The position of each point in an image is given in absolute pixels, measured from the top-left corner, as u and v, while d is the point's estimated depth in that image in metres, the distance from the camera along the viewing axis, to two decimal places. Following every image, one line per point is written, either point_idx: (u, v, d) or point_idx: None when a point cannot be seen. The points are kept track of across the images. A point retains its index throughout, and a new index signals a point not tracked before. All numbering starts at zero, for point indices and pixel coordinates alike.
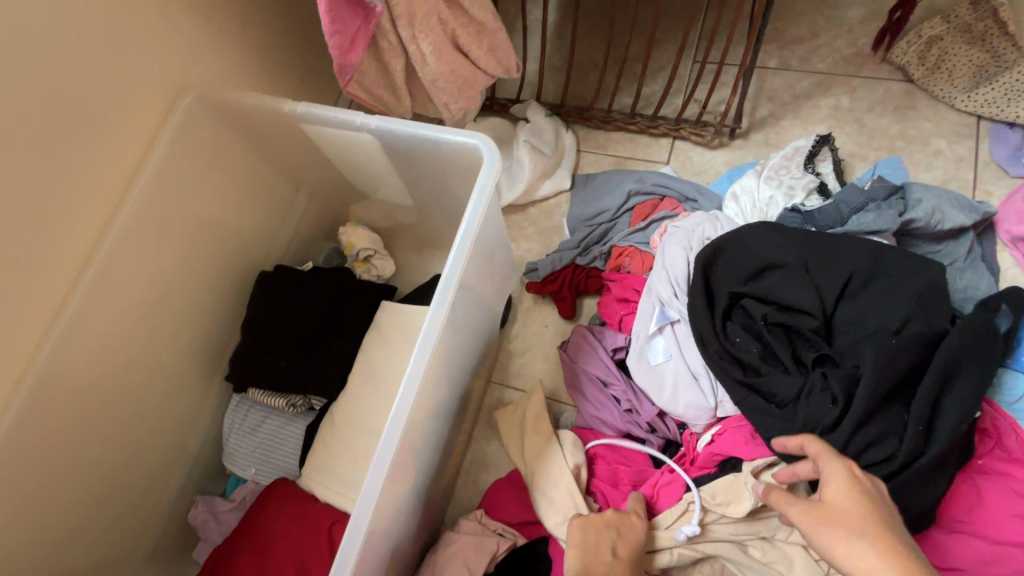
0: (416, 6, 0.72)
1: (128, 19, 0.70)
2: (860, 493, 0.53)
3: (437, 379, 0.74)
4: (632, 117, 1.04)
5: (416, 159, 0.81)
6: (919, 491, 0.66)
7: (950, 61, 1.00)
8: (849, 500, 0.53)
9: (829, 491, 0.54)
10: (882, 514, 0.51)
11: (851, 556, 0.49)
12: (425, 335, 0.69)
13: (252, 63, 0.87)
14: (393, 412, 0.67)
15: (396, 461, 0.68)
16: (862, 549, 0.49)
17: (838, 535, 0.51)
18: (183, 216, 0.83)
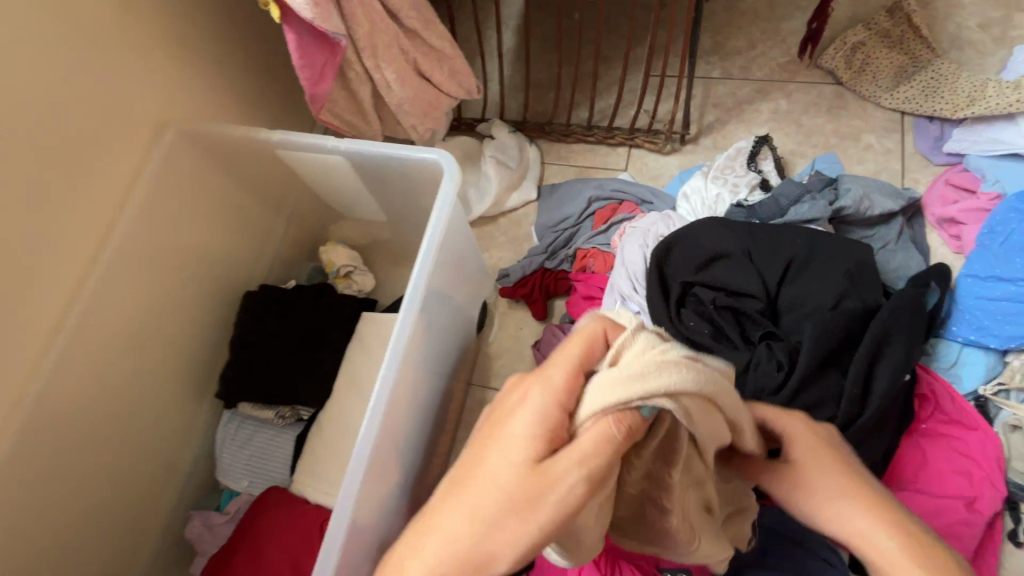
0: (378, 39, 0.79)
1: (111, 62, 0.76)
2: (823, 444, 0.54)
3: (415, 378, 0.80)
4: (589, 129, 1.12)
5: (387, 177, 0.87)
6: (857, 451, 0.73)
7: (873, 64, 1.09)
8: (815, 457, 0.53)
9: (794, 451, 0.54)
10: (855, 468, 0.52)
11: (834, 521, 0.49)
12: (397, 337, 0.74)
13: (227, 97, 0.93)
14: (372, 410, 0.72)
15: (379, 454, 0.73)
16: (848, 512, 0.48)
17: (821, 501, 0.50)
18: (168, 241, 0.88)
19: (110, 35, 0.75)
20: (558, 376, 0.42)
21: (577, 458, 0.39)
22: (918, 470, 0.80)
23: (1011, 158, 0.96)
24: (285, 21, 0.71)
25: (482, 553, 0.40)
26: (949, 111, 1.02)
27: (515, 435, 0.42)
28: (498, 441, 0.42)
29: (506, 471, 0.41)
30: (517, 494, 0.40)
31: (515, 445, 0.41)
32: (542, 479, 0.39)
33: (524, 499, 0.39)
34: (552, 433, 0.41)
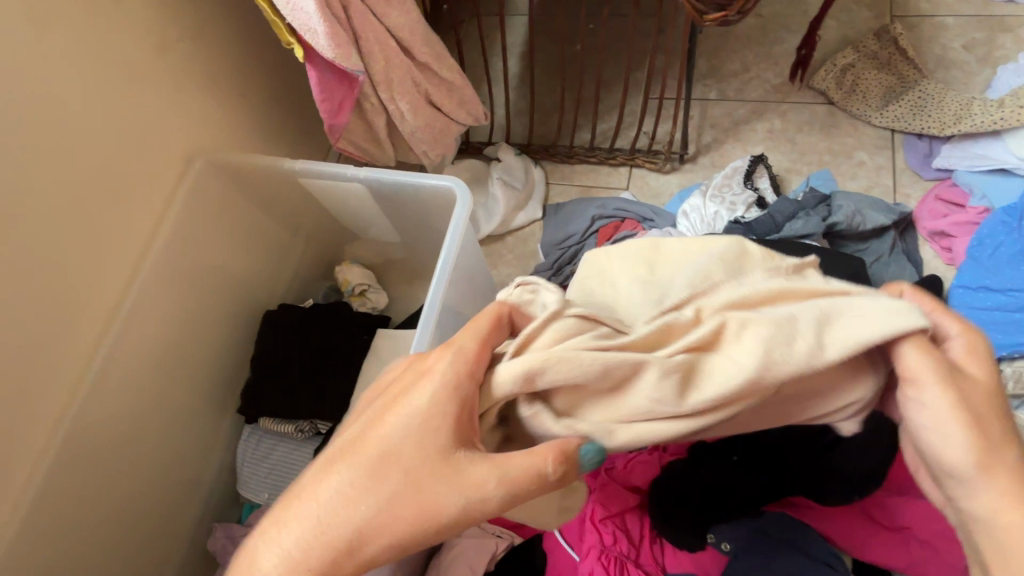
0: (393, 73, 0.84)
1: (147, 100, 0.81)
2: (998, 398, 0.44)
3: None
4: (592, 151, 1.18)
5: (400, 201, 0.92)
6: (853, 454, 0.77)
7: (863, 84, 1.14)
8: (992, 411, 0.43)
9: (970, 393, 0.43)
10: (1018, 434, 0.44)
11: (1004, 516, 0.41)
12: (414, 355, 0.78)
13: (250, 128, 0.99)
14: None
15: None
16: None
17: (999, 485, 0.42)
18: (196, 265, 0.92)
19: (146, 75, 0.80)
20: (440, 366, 0.45)
21: (499, 474, 0.41)
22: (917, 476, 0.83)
23: (999, 174, 1.00)
24: (308, 60, 0.76)
25: (352, 546, 0.41)
26: (938, 128, 1.06)
27: (386, 429, 0.43)
28: (367, 429, 0.44)
29: (383, 464, 0.42)
30: (395, 491, 0.41)
31: (382, 435, 0.43)
32: (450, 463, 0.42)
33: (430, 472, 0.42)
34: (426, 423, 0.43)
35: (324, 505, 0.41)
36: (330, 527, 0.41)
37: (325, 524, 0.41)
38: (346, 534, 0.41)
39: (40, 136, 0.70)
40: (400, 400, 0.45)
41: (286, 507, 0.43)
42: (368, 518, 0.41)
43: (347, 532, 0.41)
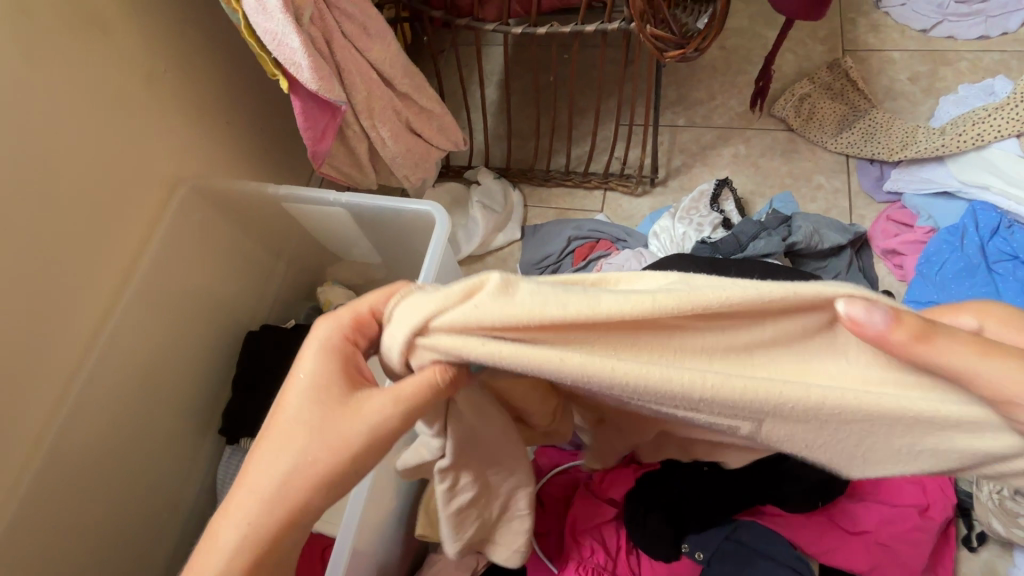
0: (375, 103, 0.87)
1: (133, 127, 0.83)
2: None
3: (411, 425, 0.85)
4: (567, 174, 1.23)
5: (382, 223, 0.95)
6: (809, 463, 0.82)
7: (819, 113, 1.21)
8: None
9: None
10: None
11: None
12: None
13: (234, 153, 1.01)
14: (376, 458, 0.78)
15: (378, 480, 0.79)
16: None
17: None
18: (178, 288, 0.93)
19: (133, 104, 0.83)
20: (327, 338, 0.48)
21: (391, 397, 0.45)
22: (877, 482, 0.87)
23: (941, 197, 1.08)
24: (292, 91, 0.80)
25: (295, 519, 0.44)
26: (887, 154, 1.14)
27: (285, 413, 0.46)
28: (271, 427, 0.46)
29: (285, 440, 0.45)
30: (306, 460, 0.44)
31: (280, 420, 0.46)
32: (348, 406, 0.45)
33: (330, 422, 0.45)
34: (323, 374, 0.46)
35: (247, 512, 0.43)
36: (257, 519, 0.43)
37: (250, 519, 0.43)
38: (277, 517, 0.43)
39: (27, 163, 0.72)
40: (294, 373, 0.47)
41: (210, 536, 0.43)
42: (286, 493, 0.43)
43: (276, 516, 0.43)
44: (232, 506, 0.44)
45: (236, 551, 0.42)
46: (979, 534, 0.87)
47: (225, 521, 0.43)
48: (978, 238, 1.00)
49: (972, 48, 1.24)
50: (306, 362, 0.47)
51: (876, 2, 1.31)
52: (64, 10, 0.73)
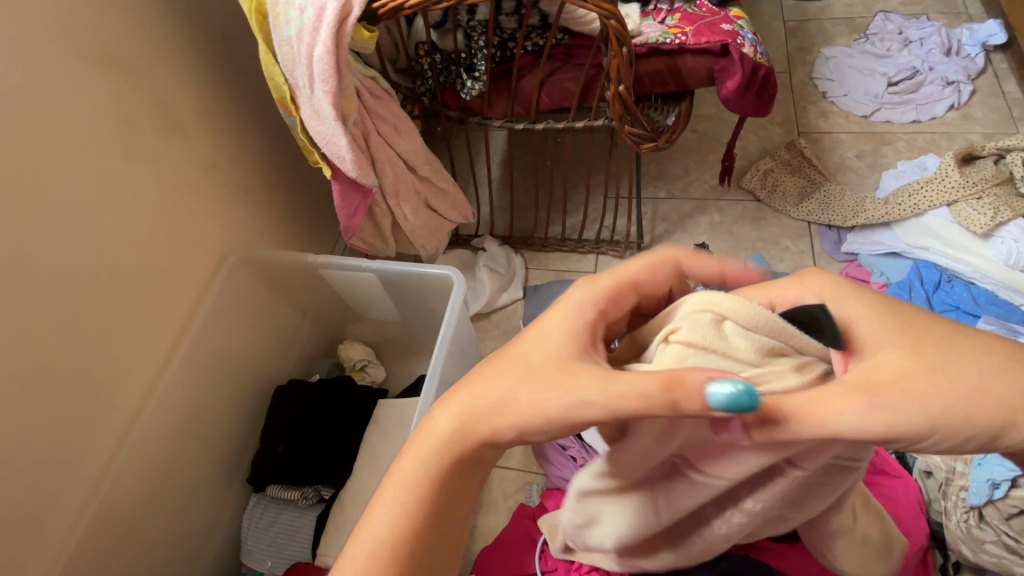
0: (400, 185, 1.03)
1: (196, 209, 0.99)
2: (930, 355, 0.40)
3: None
4: (563, 241, 1.39)
5: (405, 287, 1.09)
6: None
7: (781, 185, 1.39)
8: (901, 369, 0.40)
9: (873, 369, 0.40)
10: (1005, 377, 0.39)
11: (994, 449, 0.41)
12: None
13: (272, 227, 1.16)
14: None
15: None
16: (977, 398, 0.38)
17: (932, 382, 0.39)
18: (221, 347, 1.05)
19: (199, 191, 0.99)
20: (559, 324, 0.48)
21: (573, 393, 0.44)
22: None
23: (891, 256, 1.25)
24: (334, 177, 0.95)
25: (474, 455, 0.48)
26: (841, 220, 1.30)
27: (492, 368, 0.48)
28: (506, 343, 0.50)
29: (498, 393, 0.47)
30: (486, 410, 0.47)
31: (484, 378, 0.48)
32: (565, 369, 0.45)
33: (546, 377, 0.45)
34: (556, 347, 0.47)
35: (430, 447, 0.48)
36: (443, 454, 0.47)
37: (430, 453, 0.48)
38: (450, 451, 0.47)
39: (113, 242, 0.86)
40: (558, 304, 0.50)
41: (408, 444, 0.49)
42: (481, 439, 0.47)
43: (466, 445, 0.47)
44: (444, 404, 0.48)
45: (436, 452, 0.47)
46: (955, 564, 0.96)
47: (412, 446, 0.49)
48: (924, 291, 1.16)
49: (908, 130, 1.45)
50: (533, 343, 0.48)
51: (824, 92, 1.54)
52: (154, 117, 0.90)
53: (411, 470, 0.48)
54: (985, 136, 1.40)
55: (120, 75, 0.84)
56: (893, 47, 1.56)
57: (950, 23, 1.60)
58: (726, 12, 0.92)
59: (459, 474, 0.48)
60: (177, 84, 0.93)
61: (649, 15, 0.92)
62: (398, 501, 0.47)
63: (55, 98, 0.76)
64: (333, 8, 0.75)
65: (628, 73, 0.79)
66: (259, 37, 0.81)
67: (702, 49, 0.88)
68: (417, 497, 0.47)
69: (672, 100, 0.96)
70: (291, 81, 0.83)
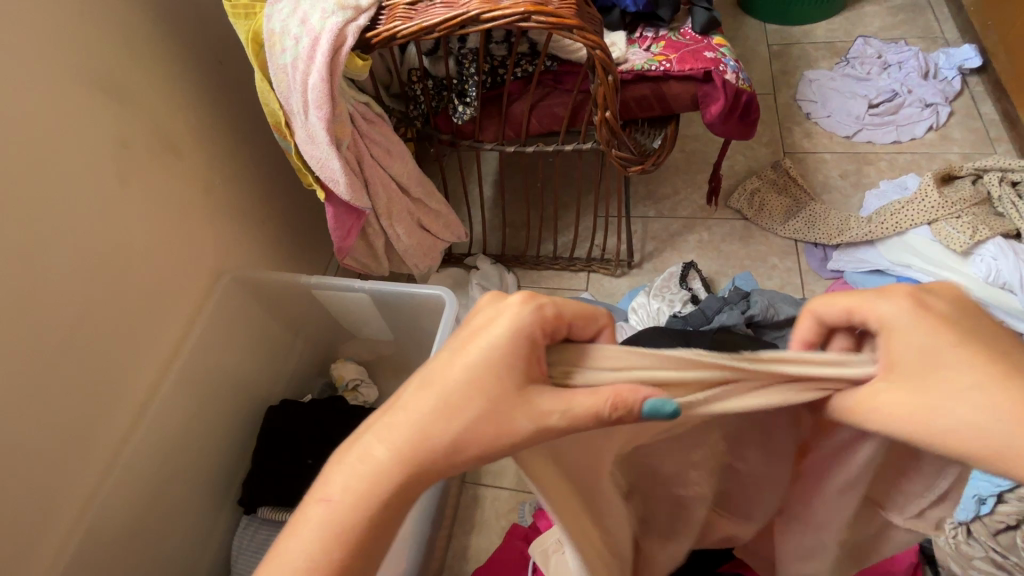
0: (393, 207, 1.05)
1: (191, 231, 1.00)
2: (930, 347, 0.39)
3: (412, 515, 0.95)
4: (554, 259, 1.40)
5: (397, 305, 1.10)
6: None
7: (768, 205, 1.42)
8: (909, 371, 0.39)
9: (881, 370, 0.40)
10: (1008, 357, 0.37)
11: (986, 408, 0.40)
12: None
13: (265, 248, 1.17)
14: None
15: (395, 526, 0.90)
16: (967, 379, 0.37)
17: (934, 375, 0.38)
18: (213, 367, 1.05)
19: (194, 213, 1.00)
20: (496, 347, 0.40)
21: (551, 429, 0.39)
22: None
23: (876, 273, 1.27)
24: (327, 199, 0.97)
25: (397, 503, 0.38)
26: (826, 239, 1.33)
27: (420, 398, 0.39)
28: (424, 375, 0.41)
29: (438, 428, 0.38)
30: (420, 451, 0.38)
31: (413, 409, 0.39)
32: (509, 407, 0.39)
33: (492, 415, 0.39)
34: (495, 372, 0.39)
35: (343, 492, 0.37)
36: (357, 500, 0.37)
37: (341, 500, 0.37)
38: (370, 498, 0.37)
39: (108, 264, 0.86)
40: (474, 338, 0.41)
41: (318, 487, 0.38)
42: (415, 487, 0.38)
43: (388, 488, 0.37)
44: (363, 444, 0.39)
45: (355, 509, 0.37)
46: None
47: (318, 492, 0.38)
48: None
49: (889, 150, 1.49)
50: (467, 375, 0.40)
51: (807, 114, 1.58)
52: (151, 141, 0.91)
53: (319, 520, 0.37)
54: (963, 156, 1.44)
55: (119, 101, 0.86)
56: (873, 70, 1.61)
57: (927, 48, 1.66)
58: (708, 39, 0.95)
59: (375, 532, 0.37)
60: (174, 108, 0.95)
61: (635, 42, 0.95)
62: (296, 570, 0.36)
63: (54, 125, 0.78)
64: (327, 38, 0.77)
65: (614, 100, 0.82)
66: (255, 64, 0.83)
67: (686, 76, 0.91)
68: (327, 562, 0.36)
69: (658, 124, 0.98)
70: (286, 107, 0.85)
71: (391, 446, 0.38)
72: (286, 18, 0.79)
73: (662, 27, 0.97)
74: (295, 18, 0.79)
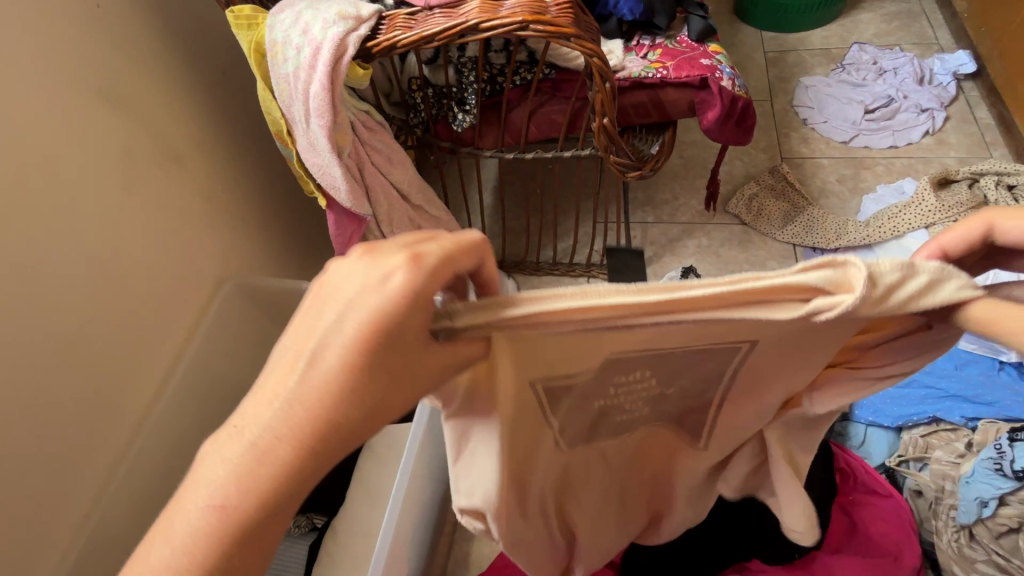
0: (393, 213, 1.05)
1: (193, 239, 1.00)
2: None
3: (413, 521, 0.95)
4: (554, 265, 1.41)
5: None
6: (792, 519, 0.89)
7: (766, 209, 1.43)
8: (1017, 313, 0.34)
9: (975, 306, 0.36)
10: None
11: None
12: (391, 510, 0.89)
13: (266, 255, 1.18)
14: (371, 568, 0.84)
15: (395, 535, 0.88)
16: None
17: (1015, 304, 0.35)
18: (215, 374, 1.05)
19: (195, 220, 1.01)
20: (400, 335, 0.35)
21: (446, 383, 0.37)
22: (853, 535, 0.95)
23: None
24: (328, 206, 0.98)
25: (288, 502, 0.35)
26: (825, 243, 1.34)
27: (302, 383, 0.35)
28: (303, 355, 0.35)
29: (326, 409, 0.34)
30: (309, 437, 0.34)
31: (302, 396, 0.34)
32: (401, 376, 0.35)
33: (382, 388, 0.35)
34: (381, 340, 0.34)
35: (227, 489, 0.34)
36: (244, 499, 0.34)
37: (230, 502, 0.34)
38: (268, 492, 0.34)
39: (111, 272, 0.87)
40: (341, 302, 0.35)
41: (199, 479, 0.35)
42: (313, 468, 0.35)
43: (280, 487, 0.34)
44: (248, 441, 0.35)
45: (245, 510, 0.34)
46: None
47: (200, 491, 0.35)
48: None
49: (886, 155, 1.50)
50: (346, 348, 0.34)
51: (804, 119, 1.59)
52: (154, 151, 0.92)
53: (202, 516, 0.34)
54: (959, 160, 1.45)
55: (122, 111, 0.87)
56: (869, 76, 1.62)
57: (922, 53, 1.68)
58: (705, 47, 0.96)
59: (273, 528, 0.35)
60: (176, 117, 0.96)
61: (632, 50, 0.96)
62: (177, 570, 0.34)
63: (60, 135, 0.79)
64: (328, 48, 0.78)
65: (611, 106, 0.83)
66: (257, 74, 0.84)
67: (683, 83, 0.92)
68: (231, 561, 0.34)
69: (656, 130, 0.99)
70: (287, 115, 0.86)
71: (278, 434, 0.34)
72: (287, 28, 0.81)
73: (659, 35, 0.98)
74: (297, 28, 0.80)
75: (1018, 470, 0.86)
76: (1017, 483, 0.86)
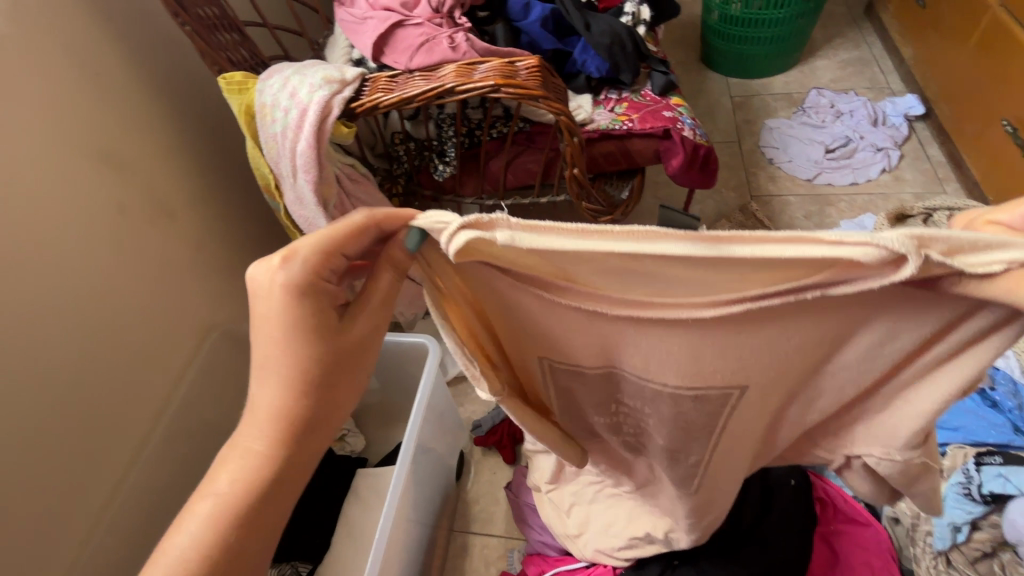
0: None
1: (182, 288, 1.03)
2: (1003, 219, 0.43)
3: (396, 564, 0.94)
4: None
5: (382, 354, 1.13)
6: (775, 550, 0.91)
7: None
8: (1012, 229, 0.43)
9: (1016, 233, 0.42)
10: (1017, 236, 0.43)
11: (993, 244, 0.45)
12: (376, 551, 0.87)
13: (252, 300, 1.20)
14: None
15: None
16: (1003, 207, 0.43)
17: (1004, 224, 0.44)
18: (201, 421, 1.05)
19: (185, 270, 1.04)
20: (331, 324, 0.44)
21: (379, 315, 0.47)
22: (834, 566, 0.96)
23: None
24: None
25: (281, 480, 0.44)
26: None
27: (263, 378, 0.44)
28: (258, 356, 0.44)
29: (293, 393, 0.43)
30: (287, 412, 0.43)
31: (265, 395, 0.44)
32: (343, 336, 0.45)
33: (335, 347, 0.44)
34: (309, 320, 0.43)
35: (207, 506, 0.42)
36: (231, 488, 0.42)
37: (226, 489, 0.42)
38: (256, 477, 0.43)
39: (100, 323, 0.89)
40: (271, 309, 0.42)
41: (191, 502, 0.42)
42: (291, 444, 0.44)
43: (262, 476, 0.43)
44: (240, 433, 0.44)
45: (246, 489, 0.42)
46: None
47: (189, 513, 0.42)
48: None
49: (847, 192, 1.58)
50: (290, 336, 0.42)
51: (770, 159, 1.68)
52: (147, 205, 0.96)
53: (196, 522, 0.41)
54: (916, 196, 1.54)
55: (117, 169, 0.91)
56: (827, 119, 1.73)
57: (875, 97, 1.80)
58: (667, 100, 1.04)
59: (267, 510, 0.43)
60: (167, 173, 1.00)
61: (601, 104, 1.03)
62: (185, 558, 0.40)
63: (54, 196, 0.82)
64: (315, 109, 0.83)
65: (581, 158, 0.88)
66: (247, 134, 0.90)
67: (648, 133, 0.99)
68: (230, 538, 0.42)
69: (626, 176, 1.06)
70: (276, 171, 0.91)
71: (264, 416, 0.43)
72: (276, 93, 0.86)
73: (624, 89, 1.05)
74: (285, 92, 0.86)
75: (986, 494, 0.90)
76: (986, 507, 0.90)
